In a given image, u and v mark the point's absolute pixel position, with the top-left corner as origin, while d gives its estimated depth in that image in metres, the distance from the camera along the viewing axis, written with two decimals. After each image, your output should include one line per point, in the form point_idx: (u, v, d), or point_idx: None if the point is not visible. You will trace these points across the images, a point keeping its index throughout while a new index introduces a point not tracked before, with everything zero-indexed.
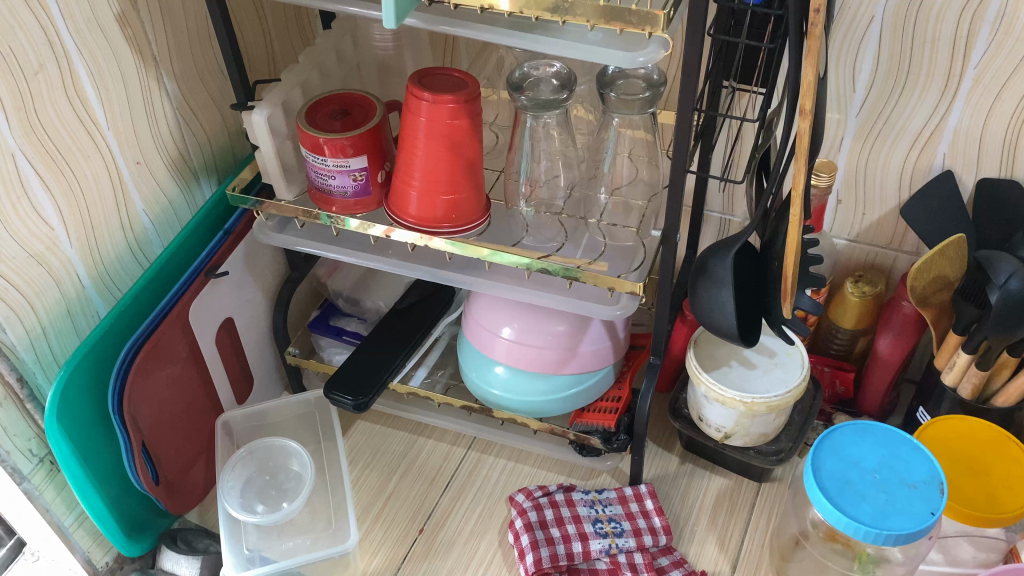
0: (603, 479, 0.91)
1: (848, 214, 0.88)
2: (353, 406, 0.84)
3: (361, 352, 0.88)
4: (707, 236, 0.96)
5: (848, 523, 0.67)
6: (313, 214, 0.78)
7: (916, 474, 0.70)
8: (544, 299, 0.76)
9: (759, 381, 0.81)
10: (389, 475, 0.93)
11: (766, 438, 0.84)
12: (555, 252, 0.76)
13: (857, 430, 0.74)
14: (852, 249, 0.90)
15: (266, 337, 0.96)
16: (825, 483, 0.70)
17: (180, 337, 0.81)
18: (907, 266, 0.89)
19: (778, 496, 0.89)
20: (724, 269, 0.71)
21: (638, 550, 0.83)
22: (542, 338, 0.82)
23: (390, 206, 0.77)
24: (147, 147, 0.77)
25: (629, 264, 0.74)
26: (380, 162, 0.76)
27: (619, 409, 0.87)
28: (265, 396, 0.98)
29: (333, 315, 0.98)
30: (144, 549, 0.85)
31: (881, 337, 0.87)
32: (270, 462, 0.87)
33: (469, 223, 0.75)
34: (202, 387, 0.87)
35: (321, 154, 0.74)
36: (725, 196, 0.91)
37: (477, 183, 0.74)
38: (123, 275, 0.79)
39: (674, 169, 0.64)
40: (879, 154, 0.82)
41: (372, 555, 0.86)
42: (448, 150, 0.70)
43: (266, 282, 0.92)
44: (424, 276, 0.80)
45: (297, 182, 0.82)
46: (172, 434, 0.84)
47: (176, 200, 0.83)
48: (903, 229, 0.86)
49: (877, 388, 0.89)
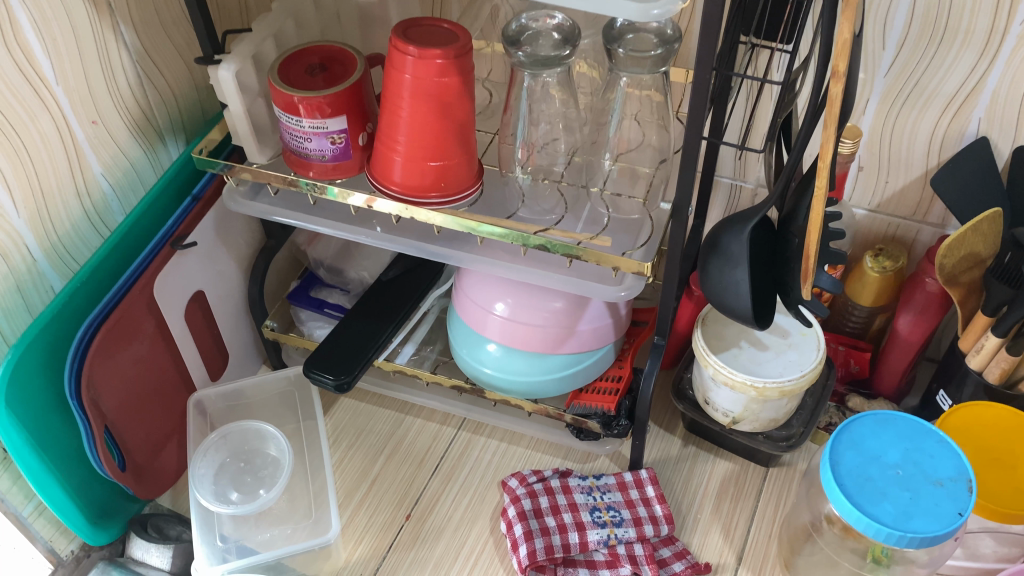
0: (601, 462, 0.86)
1: (870, 181, 0.81)
2: (334, 386, 0.78)
3: (344, 328, 0.82)
4: (716, 203, 0.89)
5: (869, 525, 0.62)
6: (291, 181, 0.71)
7: (942, 471, 0.65)
8: (540, 278, 0.70)
9: (771, 364, 0.76)
10: (375, 457, 0.87)
11: (777, 423, 0.79)
12: (553, 225, 0.69)
13: (878, 420, 0.69)
14: (873, 220, 0.84)
15: (242, 309, 0.89)
16: (844, 480, 0.65)
17: (146, 312, 0.75)
18: (930, 239, 0.83)
19: (788, 481, 0.84)
20: (739, 247, 0.65)
21: (638, 541, 0.78)
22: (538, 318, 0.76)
23: (373, 173, 0.69)
24: (103, 104, 0.69)
25: (634, 240, 0.68)
26: (361, 123, 0.69)
27: (619, 391, 0.81)
28: (241, 371, 0.92)
29: (314, 286, 0.91)
30: (112, 536, 0.80)
31: (902, 315, 0.81)
32: (245, 447, 0.81)
33: (460, 192, 0.68)
34: (171, 364, 0.81)
35: (296, 114, 0.66)
36: (738, 162, 0.84)
37: (468, 148, 0.67)
38: (81, 247, 0.72)
39: (689, 136, 0.57)
40: (908, 118, 0.75)
41: (356, 543, 0.80)
42: (437, 112, 0.63)
43: (240, 251, 0.85)
44: (411, 251, 0.73)
45: (271, 145, 0.74)
46: (139, 416, 0.78)
47: (139, 164, 0.75)
48: (928, 199, 0.80)
49: (895, 368, 0.84)
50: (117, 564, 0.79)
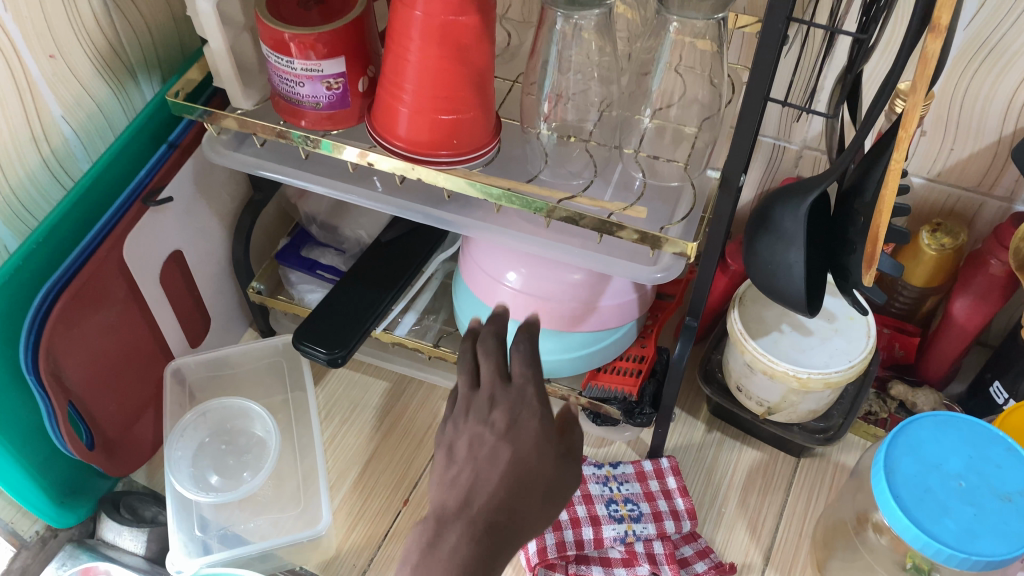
0: (616, 447, 0.79)
1: (932, 147, 0.72)
2: (327, 360, 0.69)
3: (338, 294, 0.73)
4: (755, 165, 0.80)
5: (929, 545, 0.55)
6: (283, 133, 0.62)
7: (1010, 484, 0.58)
8: (565, 253, 0.61)
9: (815, 352, 0.68)
10: (371, 434, 0.80)
11: (815, 414, 0.72)
12: (581, 191, 0.61)
13: (938, 422, 0.61)
14: (930, 190, 0.75)
15: (225, 268, 0.81)
16: (900, 491, 0.57)
17: (115, 275, 0.66)
18: (994, 214, 0.74)
19: (821, 474, 0.77)
20: (795, 224, 0.56)
21: (658, 539, 0.71)
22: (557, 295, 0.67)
23: (374, 125, 0.60)
24: (64, 37, 0.59)
25: (671, 212, 0.59)
26: (362, 66, 0.60)
27: (642, 373, 0.73)
28: (225, 336, 0.84)
29: (306, 244, 0.83)
30: (81, 517, 0.73)
31: (957, 298, 0.73)
32: (226, 425, 0.75)
33: (474, 150, 0.59)
34: (146, 330, 0.73)
35: (286, 54, 0.57)
36: (785, 121, 0.75)
37: (486, 100, 0.58)
38: (40, 202, 0.63)
39: (751, 99, 0.48)
40: (985, 77, 0.65)
41: (349, 530, 0.73)
42: (451, 56, 0.53)
43: (223, 206, 0.76)
44: (416, 216, 0.64)
45: (257, 88, 0.65)
46: (109, 389, 0.70)
47: (107, 106, 0.66)
48: (998, 170, 0.71)
49: (944, 356, 0.77)
50: (87, 546, 0.74)
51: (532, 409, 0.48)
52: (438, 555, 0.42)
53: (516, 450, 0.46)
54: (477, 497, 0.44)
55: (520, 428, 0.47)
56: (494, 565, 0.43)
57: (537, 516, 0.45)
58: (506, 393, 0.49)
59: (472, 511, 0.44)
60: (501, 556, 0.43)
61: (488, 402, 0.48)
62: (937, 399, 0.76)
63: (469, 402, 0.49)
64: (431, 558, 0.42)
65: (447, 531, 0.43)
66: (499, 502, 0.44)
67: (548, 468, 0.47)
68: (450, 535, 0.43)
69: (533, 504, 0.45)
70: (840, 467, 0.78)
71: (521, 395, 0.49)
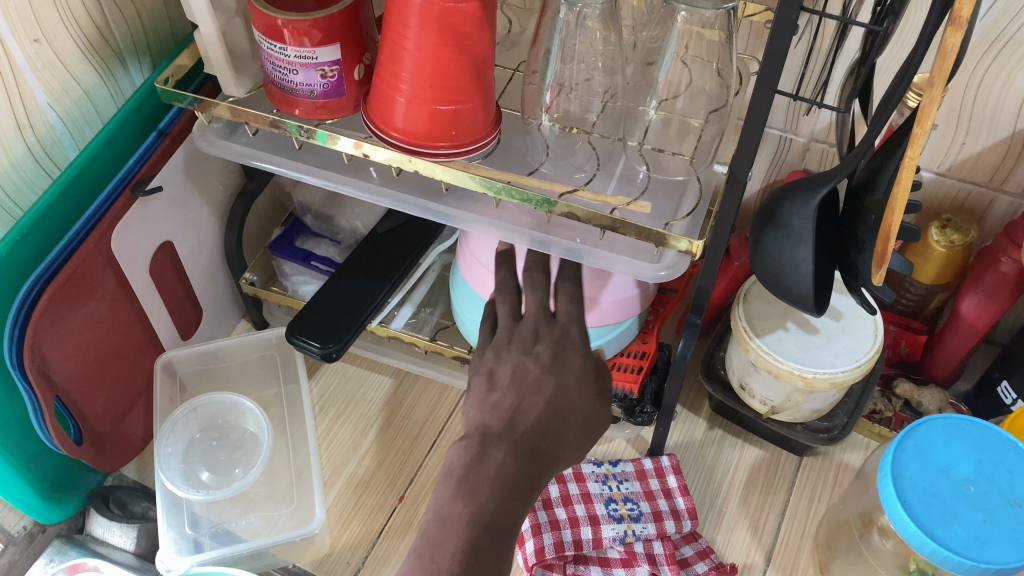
0: (616, 445, 0.78)
1: (943, 142, 0.70)
2: (321, 355, 0.67)
3: (333, 286, 0.71)
4: (761, 157, 0.78)
5: (937, 552, 0.54)
6: (277, 123, 0.60)
7: (1021, 490, 0.56)
8: (566, 250, 0.59)
9: (822, 351, 0.66)
10: (366, 429, 0.78)
11: (820, 413, 0.70)
12: (582, 185, 0.59)
13: (947, 425, 0.60)
14: (940, 185, 0.73)
15: (217, 259, 0.79)
16: (908, 496, 0.56)
17: (104, 266, 0.65)
18: (1006, 210, 0.72)
19: (824, 473, 0.76)
20: (804, 221, 0.54)
21: (658, 539, 0.70)
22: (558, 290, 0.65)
23: (370, 114, 0.58)
24: (49, 21, 0.57)
25: (676, 208, 0.57)
26: (357, 53, 0.58)
27: (643, 370, 0.71)
28: (217, 327, 0.83)
29: (300, 235, 0.81)
30: (69, 512, 0.72)
31: (966, 296, 0.71)
32: (219, 420, 0.75)
33: (473, 141, 0.57)
34: (135, 322, 0.71)
35: (278, 40, 0.55)
36: (792, 113, 0.73)
37: (486, 89, 0.56)
38: (24, 190, 0.61)
39: (760, 91, 0.46)
40: (1000, 71, 0.63)
41: (343, 527, 0.72)
42: (450, 45, 0.51)
43: (215, 195, 0.75)
44: (413, 210, 0.62)
45: (249, 75, 0.63)
46: (97, 383, 0.69)
47: (94, 92, 0.63)
48: (1010, 165, 0.69)
49: (951, 354, 0.76)
50: (76, 542, 0.72)
51: (574, 346, 0.64)
52: (486, 469, 0.56)
53: (553, 381, 0.62)
54: (521, 424, 0.60)
55: (562, 362, 0.63)
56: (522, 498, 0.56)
57: (566, 439, 0.61)
58: (549, 330, 0.65)
59: (516, 433, 0.59)
60: (539, 476, 0.58)
61: (534, 335, 0.64)
62: (943, 397, 0.75)
63: (515, 333, 0.65)
64: (478, 472, 0.56)
65: (492, 450, 0.58)
66: (537, 429, 0.60)
67: (586, 401, 0.63)
68: (495, 454, 0.57)
69: (565, 421, 0.62)
70: (844, 466, 0.76)
71: (564, 333, 0.65)
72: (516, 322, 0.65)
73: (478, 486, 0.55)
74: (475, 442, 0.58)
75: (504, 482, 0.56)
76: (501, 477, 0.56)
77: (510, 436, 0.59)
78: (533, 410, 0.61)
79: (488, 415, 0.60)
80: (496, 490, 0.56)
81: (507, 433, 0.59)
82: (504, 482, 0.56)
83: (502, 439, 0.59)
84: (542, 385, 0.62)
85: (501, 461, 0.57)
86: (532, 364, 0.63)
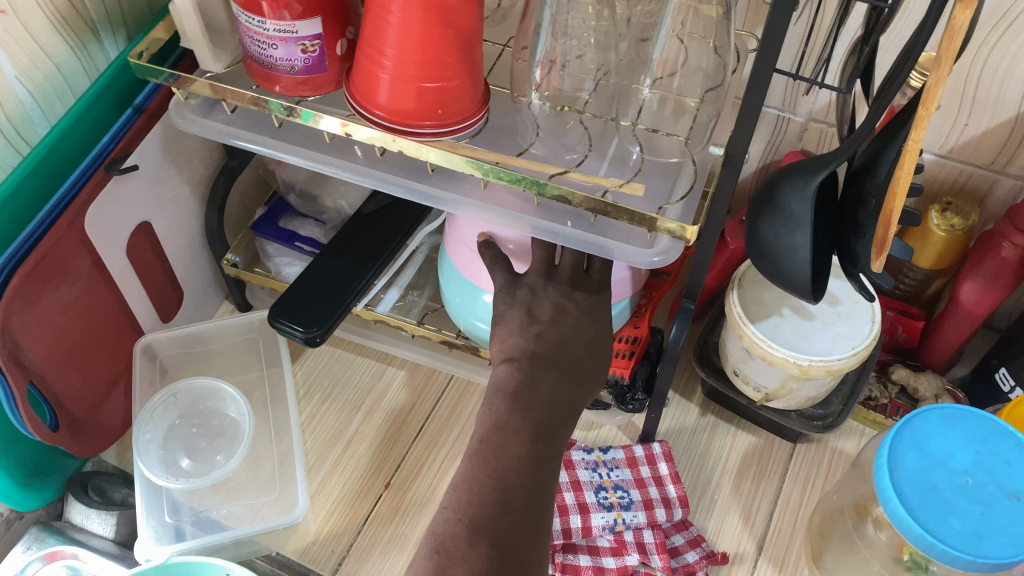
0: (607, 431, 0.77)
1: (946, 123, 0.68)
2: (304, 339, 0.65)
3: (317, 268, 0.69)
4: (758, 138, 0.76)
5: (933, 546, 0.52)
6: (259, 101, 0.58)
7: (1019, 481, 0.55)
8: (556, 234, 0.57)
9: (817, 338, 0.64)
10: (351, 414, 0.76)
11: (815, 400, 0.69)
12: (574, 166, 0.56)
13: (945, 415, 0.58)
14: (941, 167, 0.71)
15: (198, 239, 0.77)
16: (904, 489, 0.55)
17: (79, 247, 0.62)
18: (1007, 192, 0.70)
19: (818, 460, 0.75)
20: (802, 206, 0.52)
21: (648, 527, 0.68)
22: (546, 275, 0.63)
23: (354, 92, 0.56)
24: None
25: (670, 190, 0.55)
26: (340, 27, 0.55)
27: (634, 356, 0.70)
28: (199, 309, 0.81)
29: (284, 214, 0.79)
30: (47, 499, 0.69)
31: (965, 282, 0.70)
32: (199, 405, 0.73)
33: (460, 120, 0.55)
34: (112, 304, 0.69)
35: (256, 13, 0.52)
36: (791, 92, 0.71)
37: (474, 66, 0.53)
38: None
39: (758, 70, 0.44)
40: (1007, 49, 0.61)
41: (328, 514, 0.70)
42: (437, 18, 0.49)
43: (195, 174, 0.72)
44: (398, 191, 0.60)
45: (228, 51, 0.60)
46: (73, 368, 0.67)
47: (67, 66, 0.61)
48: (1014, 147, 0.67)
49: (949, 340, 0.74)
50: (54, 530, 0.71)
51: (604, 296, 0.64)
52: (536, 385, 0.57)
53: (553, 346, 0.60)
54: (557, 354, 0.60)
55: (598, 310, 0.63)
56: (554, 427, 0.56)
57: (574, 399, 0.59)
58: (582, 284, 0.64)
59: (558, 355, 0.60)
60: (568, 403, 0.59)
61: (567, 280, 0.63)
62: (940, 384, 0.74)
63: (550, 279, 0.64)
64: (527, 386, 0.57)
65: (536, 373, 0.58)
66: (580, 354, 0.61)
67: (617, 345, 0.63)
68: (541, 375, 0.58)
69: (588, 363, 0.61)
70: (838, 453, 0.75)
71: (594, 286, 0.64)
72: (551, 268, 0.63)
73: (523, 400, 0.56)
74: (524, 361, 0.58)
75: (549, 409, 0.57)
76: (547, 394, 0.57)
77: (553, 372, 0.59)
78: (579, 346, 0.61)
79: (530, 350, 0.59)
80: (541, 408, 0.56)
81: (550, 358, 0.60)
82: (546, 408, 0.57)
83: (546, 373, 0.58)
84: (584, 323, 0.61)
85: (541, 393, 0.57)
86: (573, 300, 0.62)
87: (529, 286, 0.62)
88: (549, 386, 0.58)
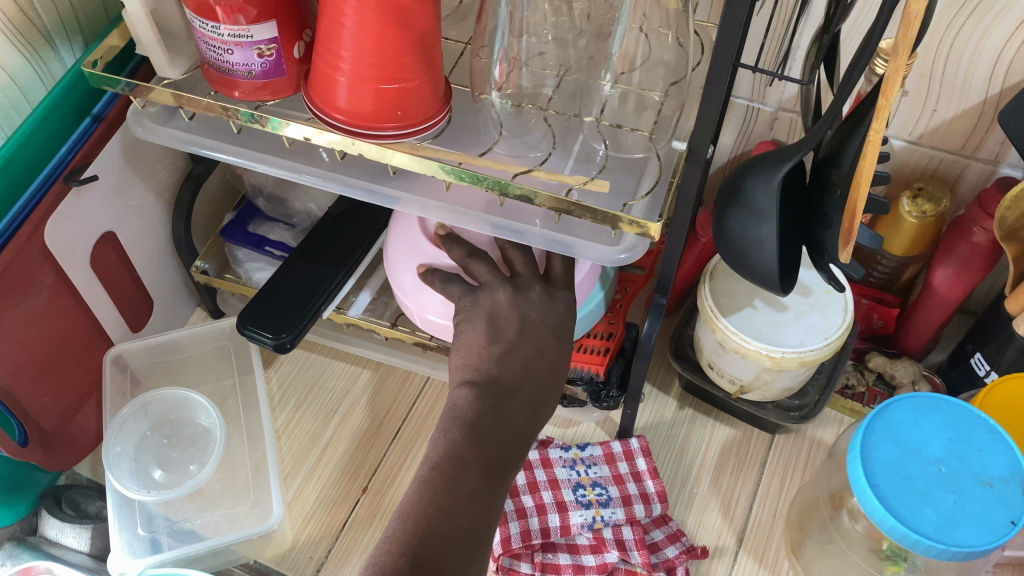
0: (584, 428, 0.76)
1: (914, 108, 0.67)
2: (274, 345, 0.64)
3: (285, 273, 0.68)
4: (728, 127, 0.76)
5: (906, 536, 0.52)
6: (217, 108, 0.57)
7: (991, 468, 0.55)
8: (521, 234, 0.57)
9: (790, 330, 0.64)
10: (327, 419, 0.76)
11: (790, 391, 0.69)
12: (538, 164, 0.56)
13: (918, 404, 0.58)
14: (911, 153, 0.71)
15: (166, 247, 0.76)
16: (877, 479, 0.54)
17: (42, 259, 0.61)
18: (979, 176, 0.70)
19: (797, 450, 0.75)
20: (767, 198, 0.52)
21: (627, 524, 0.68)
22: (517, 273, 0.63)
23: (313, 95, 0.55)
24: None
25: (635, 186, 0.55)
26: (296, 30, 0.54)
27: (610, 352, 0.69)
28: (169, 317, 0.80)
29: (253, 219, 0.78)
30: (20, 514, 0.69)
31: (939, 268, 0.70)
32: (172, 415, 0.73)
33: (421, 121, 0.54)
34: (81, 315, 0.68)
35: (210, 18, 0.51)
36: (758, 81, 0.70)
37: (433, 66, 0.53)
38: None
39: (716, 64, 0.43)
40: (972, 33, 0.60)
41: (305, 522, 0.70)
42: (392, 20, 0.48)
43: (159, 181, 0.71)
44: (361, 194, 0.59)
45: (184, 56, 0.59)
46: (39, 382, 0.66)
47: (22, 77, 0.60)
48: (984, 130, 0.66)
49: (924, 326, 0.74)
50: (29, 544, 0.69)
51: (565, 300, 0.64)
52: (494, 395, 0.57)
53: (523, 345, 0.60)
54: (526, 356, 0.59)
55: (566, 307, 0.63)
56: (508, 441, 0.56)
57: (526, 412, 0.59)
58: (549, 285, 0.63)
59: (530, 357, 0.60)
60: (518, 419, 0.58)
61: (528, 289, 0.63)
62: (916, 370, 0.73)
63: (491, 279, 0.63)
64: (489, 393, 0.57)
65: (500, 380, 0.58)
66: (545, 354, 0.60)
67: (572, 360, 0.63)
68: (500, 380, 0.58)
69: (548, 367, 0.60)
70: (817, 443, 0.75)
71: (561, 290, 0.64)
72: (515, 265, 0.63)
73: (483, 409, 0.56)
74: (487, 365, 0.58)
75: (514, 404, 0.58)
76: (506, 401, 0.57)
77: (521, 371, 0.59)
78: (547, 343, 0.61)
79: (495, 348, 0.59)
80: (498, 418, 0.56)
81: (520, 359, 0.59)
82: (513, 409, 0.57)
83: (512, 376, 0.58)
84: (551, 318, 0.62)
85: (491, 396, 0.57)
86: (535, 286, 0.62)
87: (489, 268, 0.62)
88: (512, 385, 0.58)
